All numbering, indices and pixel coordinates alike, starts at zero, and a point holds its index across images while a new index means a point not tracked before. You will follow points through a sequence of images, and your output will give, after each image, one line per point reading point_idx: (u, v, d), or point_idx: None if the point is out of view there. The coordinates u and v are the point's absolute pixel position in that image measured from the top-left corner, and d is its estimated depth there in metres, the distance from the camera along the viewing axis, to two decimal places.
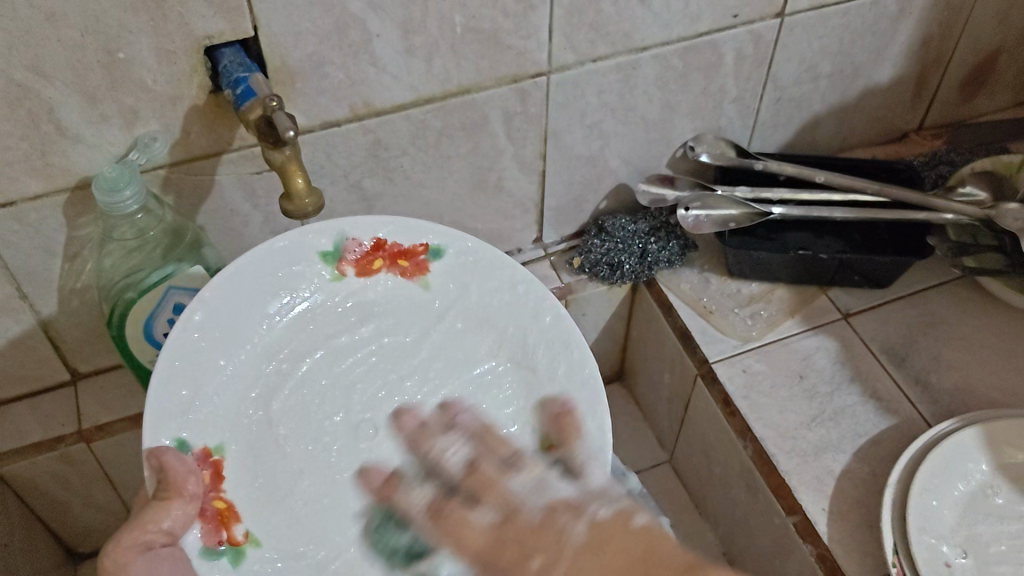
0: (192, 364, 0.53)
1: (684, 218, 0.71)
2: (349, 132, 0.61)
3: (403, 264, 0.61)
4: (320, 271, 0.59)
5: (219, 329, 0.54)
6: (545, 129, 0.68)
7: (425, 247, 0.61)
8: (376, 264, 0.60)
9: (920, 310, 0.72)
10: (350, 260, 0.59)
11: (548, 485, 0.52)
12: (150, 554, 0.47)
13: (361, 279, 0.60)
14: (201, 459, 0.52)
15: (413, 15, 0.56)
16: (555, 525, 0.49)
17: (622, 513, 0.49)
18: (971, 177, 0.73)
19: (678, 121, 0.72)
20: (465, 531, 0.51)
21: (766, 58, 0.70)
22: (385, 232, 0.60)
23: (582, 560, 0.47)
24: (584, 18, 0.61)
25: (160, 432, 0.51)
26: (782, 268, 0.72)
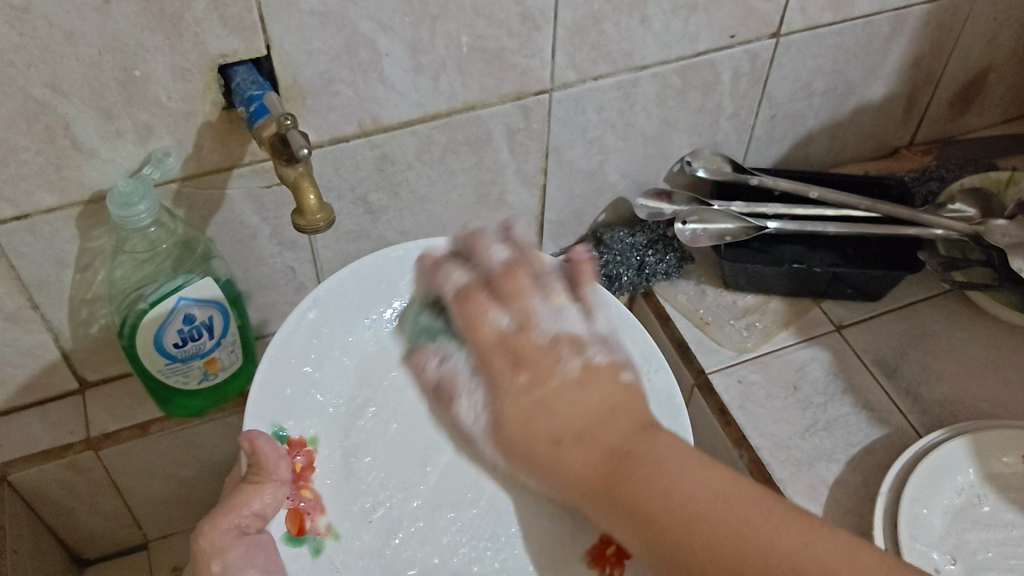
0: (301, 355, 0.58)
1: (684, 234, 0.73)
2: (357, 148, 0.63)
3: None
4: None
5: (323, 330, 0.59)
6: (547, 145, 0.70)
7: None
8: None
9: (911, 322, 0.74)
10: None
11: (567, 312, 0.50)
12: (245, 537, 0.51)
13: None
14: (296, 447, 0.56)
15: (421, 34, 0.58)
16: (552, 348, 0.48)
17: (613, 363, 0.49)
18: (961, 194, 0.75)
19: (676, 137, 0.74)
20: (478, 327, 0.49)
21: (761, 77, 0.72)
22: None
23: (564, 387, 0.47)
24: (586, 38, 0.63)
25: (263, 416, 0.55)
26: (777, 281, 0.74)
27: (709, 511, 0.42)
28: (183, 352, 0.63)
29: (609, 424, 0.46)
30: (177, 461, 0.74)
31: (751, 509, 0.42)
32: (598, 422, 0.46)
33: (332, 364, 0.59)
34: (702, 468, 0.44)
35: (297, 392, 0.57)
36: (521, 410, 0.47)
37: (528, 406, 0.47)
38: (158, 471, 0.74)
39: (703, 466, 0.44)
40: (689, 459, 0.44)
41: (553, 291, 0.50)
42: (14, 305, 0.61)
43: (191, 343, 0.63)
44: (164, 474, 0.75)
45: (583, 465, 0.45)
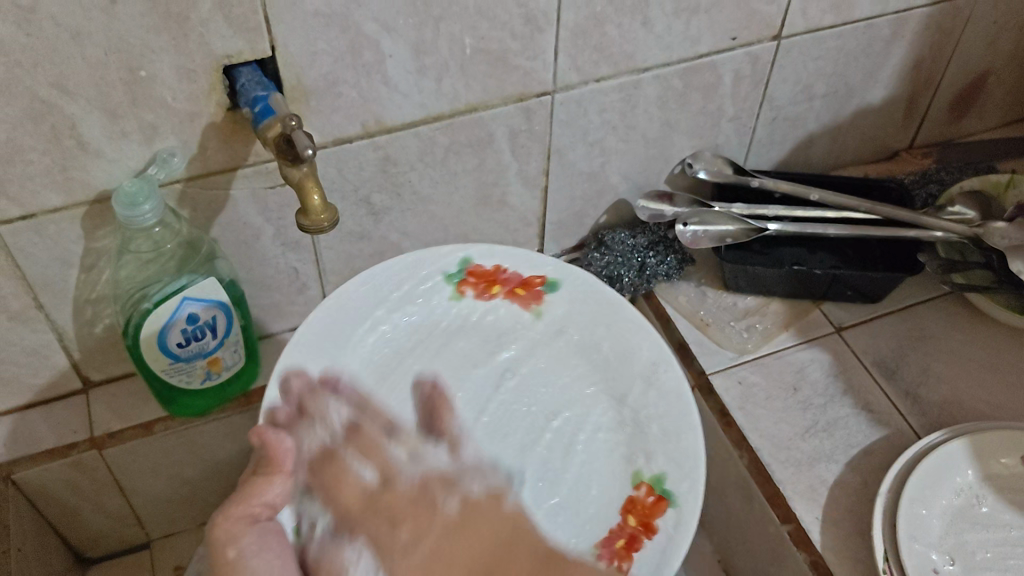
0: (316, 355, 0.59)
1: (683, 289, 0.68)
2: (360, 149, 0.63)
3: (520, 293, 0.66)
4: (442, 286, 0.65)
5: (336, 336, 0.60)
6: (549, 147, 0.70)
7: (541, 280, 0.67)
8: (493, 290, 0.66)
9: (911, 324, 0.74)
10: (471, 281, 0.66)
11: (424, 456, 0.58)
12: (257, 525, 0.49)
13: (478, 300, 0.66)
14: None
15: (424, 36, 0.58)
16: (429, 497, 0.56)
17: (491, 495, 0.57)
18: (961, 197, 0.76)
19: (678, 139, 0.74)
20: (338, 492, 0.54)
21: (763, 80, 0.73)
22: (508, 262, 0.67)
23: (450, 541, 0.54)
24: (588, 40, 0.64)
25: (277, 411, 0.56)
26: (778, 283, 0.74)
27: None
28: (185, 351, 0.64)
29: (505, 564, 0.52)
30: (181, 461, 0.75)
31: None
32: (492, 564, 0.53)
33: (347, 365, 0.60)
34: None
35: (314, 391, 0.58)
36: (417, 569, 0.52)
37: (426, 563, 0.52)
38: (162, 470, 0.75)
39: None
40: None
41: (405, 441, 0.58)
42: (19, 303, 0.62)
43: (194, 343, 0.64)
44: (169, 473, 0.75)
45: None
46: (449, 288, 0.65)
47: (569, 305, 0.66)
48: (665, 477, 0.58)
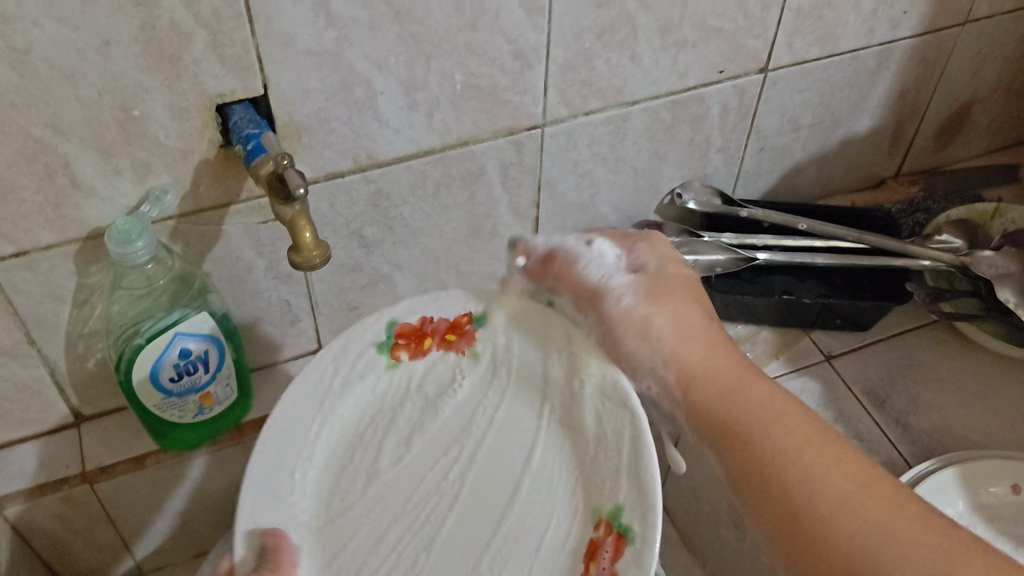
0: (276, 471, 0.54)
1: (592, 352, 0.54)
2: (352, 183, 0.63)
3: (451, 338, 0.59)
4: (376, 360, 0.58)
5: (288, 435, 0.55)
6: (539, 179, 0.71)
7: (467, 316, 0.59)
8: (425, 344, 0.59)
9: (900, 352, 0.75)
10: (404, 343, 0.58)
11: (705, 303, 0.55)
12: None
13: (416, 361, 0.58)
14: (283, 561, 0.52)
15: (415, 72, 0.59)
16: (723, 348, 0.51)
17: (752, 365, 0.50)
18: (948, 225, 0.76)
19: (667, 170, 0.75)
20: (569, 275, 0.56)
21: (750, 111, 0.73)
22: (429, 309, 0.59)
23: (723, 354, 0.51)
24: (577, 75, 0.64)
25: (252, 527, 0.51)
26: (767, 311, 0.75)
27: (858, 529, 0.41)
28: (178, 386, 0.64)
29: (779, 419, 0.46)
30: (174, 495, 0.74)
31: (821, 472, 0.44)
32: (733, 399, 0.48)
33: (308, 469, 0.55)
34: (827, 460, 0.44)
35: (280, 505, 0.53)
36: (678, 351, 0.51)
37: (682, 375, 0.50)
38: (154, 504, 0.74)
39: (833, 458, 0.44)
40: (838, 468, 0.44)
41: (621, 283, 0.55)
42: (10, 340, 0.62)
43: (187, 377, 0.64)
44: (161, 507, 0.75)
45: (766, 398, 0.47)
46: (382, 358, 0.58)
47: (506, 333, 0.58)
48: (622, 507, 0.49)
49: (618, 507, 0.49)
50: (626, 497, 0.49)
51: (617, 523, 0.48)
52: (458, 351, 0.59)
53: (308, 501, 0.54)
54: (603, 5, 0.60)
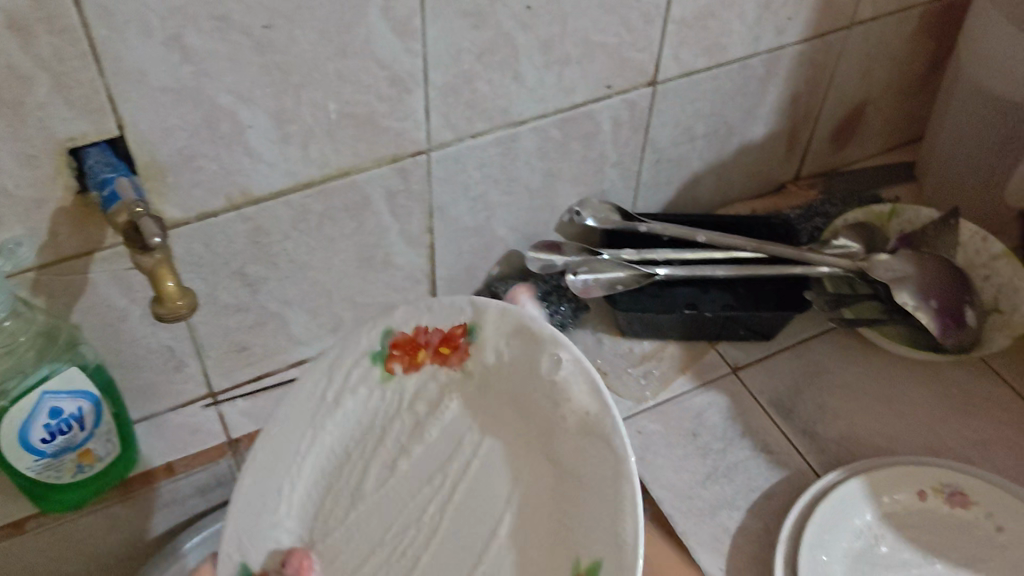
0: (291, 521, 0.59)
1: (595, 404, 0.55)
2: (227, 222, 0.60)
3: (444, 351, 0.63)
4: (370, 373, 0.63)
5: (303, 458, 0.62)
6: (429, 205, 0.68)
7: (461, 329, 0.62)
8: (420, 357, 0.63)
9: (805, 359, 0.74)
10: (397, 355, 0.63)
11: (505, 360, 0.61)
12: None
13: (408, 374, 0.63)
14: None
15: (284, 104, 0.56)
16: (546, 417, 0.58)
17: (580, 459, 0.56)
18: (844, 229, 0.76)
19: (563, 187, 0.73)
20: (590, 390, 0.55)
21: (642, 124, 0.72)
22: (429, 322, 0.63)
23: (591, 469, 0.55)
24: (459, 97, 0.62)
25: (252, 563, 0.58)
26: (672, 326, 0.73)
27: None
28: (52, 446, 0.60)
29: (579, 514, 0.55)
30: (59, 559, 0.69)
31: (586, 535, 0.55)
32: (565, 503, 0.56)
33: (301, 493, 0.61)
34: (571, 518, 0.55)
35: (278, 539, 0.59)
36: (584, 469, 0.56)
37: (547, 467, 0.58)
38: (38, 570, 0.69)
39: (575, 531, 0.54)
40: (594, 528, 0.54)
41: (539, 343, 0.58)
42: None
43: (60, 437, 0.60)
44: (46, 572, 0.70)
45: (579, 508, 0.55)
46: (378, 371, 0.63)
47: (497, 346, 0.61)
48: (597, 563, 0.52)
49: (597, 564, 0.52)
50: (603, 553, 0.52)
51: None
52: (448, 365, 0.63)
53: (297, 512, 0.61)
54: (480, 27, 0.58)
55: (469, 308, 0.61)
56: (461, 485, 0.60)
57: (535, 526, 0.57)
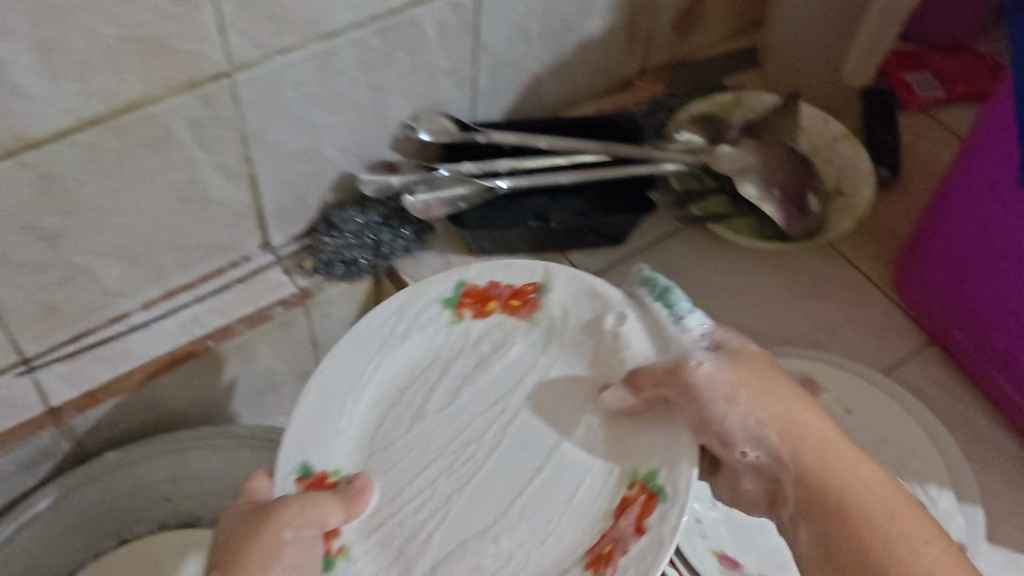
0: (332, 402, 0.56)
1: (715, 367, 0.48)
2: (4, 171, 0.53)
3: (513, 304, 0.60)
4: (439, 313, 0.60)
5: (349, 362, 0.57)
6: (244, 132, 0.62)
7: (532, 286, 0.60)
8: (489, 307, 0.60)
9: (656, 259, 0.72)
10: (468, 303, 0.60)
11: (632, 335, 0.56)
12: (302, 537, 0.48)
13: (478, 322, 0.60)
14: (320, 481, 0.54)
15: (47, 31, 0.49)
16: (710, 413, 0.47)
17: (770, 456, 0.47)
18: (688, 123, 0.74)
19: (393, 101, 0.68)
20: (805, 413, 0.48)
21: (470, 27, 0.67)
22: (498, 275, 0.61)
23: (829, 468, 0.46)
24: (259, 10, 0.56)
25: (290, 454, 0.54)
26: (519, 240, 0.70)
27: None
28: None
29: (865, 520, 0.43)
30: None
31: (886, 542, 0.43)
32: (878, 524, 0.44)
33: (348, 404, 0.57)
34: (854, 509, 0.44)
35: (337, 426, 0.56)
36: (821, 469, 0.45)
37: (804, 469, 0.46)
38: None
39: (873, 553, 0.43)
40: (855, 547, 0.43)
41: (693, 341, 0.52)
42: None
43: None
44: None
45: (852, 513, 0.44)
46: (449, 313, 0.60)
47: (570, 320, 0.59)
48: (658, 471, 0.50)
49: (655, 469, 0.50)
50: (661, 459, 0.50)
51: (651, 484, 0.49)
52: (518, 317, 0.60)
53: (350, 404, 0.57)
54: None
55: (542, 274, 0.60)
56: (506, 437, 0.56)
57: (614, 440, 0.53)
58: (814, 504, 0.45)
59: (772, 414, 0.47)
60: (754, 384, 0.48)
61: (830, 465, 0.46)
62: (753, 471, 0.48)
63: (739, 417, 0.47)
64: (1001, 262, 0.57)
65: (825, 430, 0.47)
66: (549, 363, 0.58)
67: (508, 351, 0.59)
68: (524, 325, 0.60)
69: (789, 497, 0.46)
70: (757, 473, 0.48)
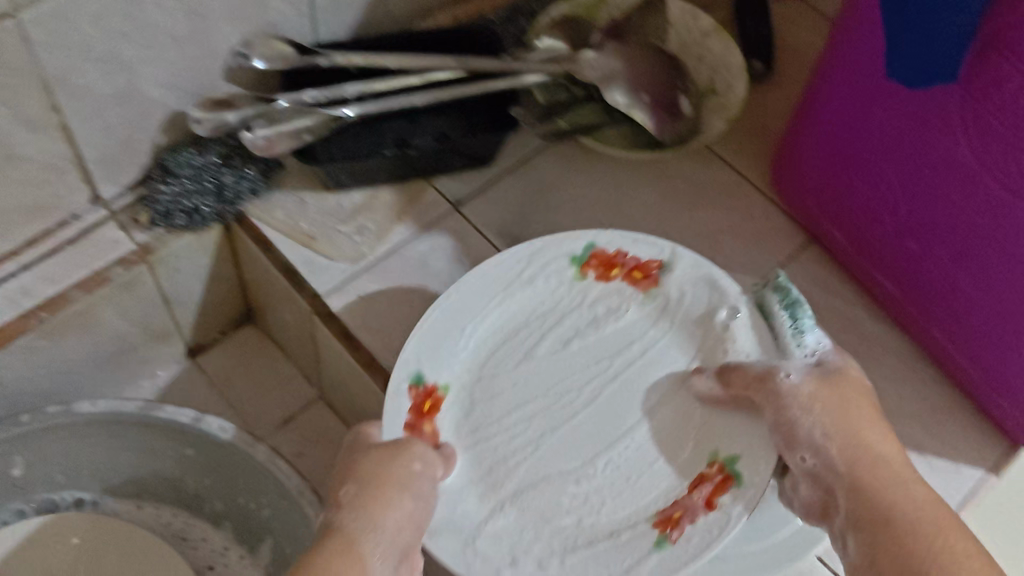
0: (455, 334, 0.56)
1: (802, 380, 0.48)
2: None
3: (635, 275, 0.58)
4: (560, 269, 0.58)
5: (488, 285, 0.57)
6: (43, 78, 0.53)
7: (656, 262, 0.58)
8: (612, 272, 0.59)
9: (527, 179, 0.68)
10: (593, 264, 0.59)
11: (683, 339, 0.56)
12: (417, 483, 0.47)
13: (600, 285, 0.58)
14: (429, 391, 0.54)
15: None
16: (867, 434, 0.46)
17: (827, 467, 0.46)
18: (551, 29, 0.68)
19: (217, 27, 0.59)
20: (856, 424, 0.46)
21: None
22: (624, 244, 0.58)
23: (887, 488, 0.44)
24: None
25: (406, 364, 0.54)
26: (377, 170, 0.65)
27: None
28: None
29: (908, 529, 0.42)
30: None
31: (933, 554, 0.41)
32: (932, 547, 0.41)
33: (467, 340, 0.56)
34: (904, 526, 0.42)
35: (454, 339, 0.56)
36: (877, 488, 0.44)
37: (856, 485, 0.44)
38: None
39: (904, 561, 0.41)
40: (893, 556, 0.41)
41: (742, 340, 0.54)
42: None
43: None
44: None
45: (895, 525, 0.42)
46: (572, 271, 0.58)
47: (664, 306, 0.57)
48: (738, 457, 0.51)
49: (735, 456, 0.51)
50: (741, 446, 0.51)
51: (730, 468, 0.50)
52: (636, 288, 0.58)
53: (472, 340, 0.56)
54: None
55: (669, 252, 0.58)
56: (620, 376, 0.56)
57: (682, 422, 0.53)
58: (863, 511, 0.43)
59: (840, 428, 0.46)
60: (837, 409, 0.47)
61: (884, 477, 0.44)
62: (807, 479, 0.47)
63: (812, 424, 0.47)
64: (986, 225, 0.50)
65: (891, 457, 0.46)
66: (658, 337, 0.57)
67: (602, 322, 0.58)
68: (646, 299, 0.58)
69: (841, 509, 0.45)
70: (813, 481, 0.47)
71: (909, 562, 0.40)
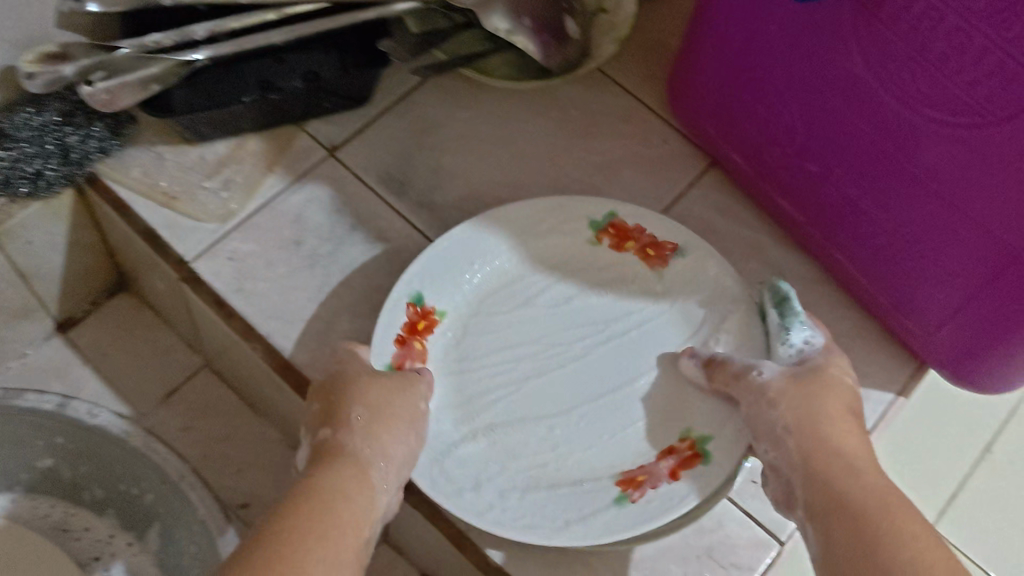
0: (458, 269, 0.56)
1: (773, 379, 0.50)
2: None
3: (649, 253, 0.57)
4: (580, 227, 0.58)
5: (513, 231, 0.57)
6: None
7: (672, 246, 0.57)
8: (626, 244, 0.57)
9: (409, 117, 0.63)
10: (610, 232, 0.57)
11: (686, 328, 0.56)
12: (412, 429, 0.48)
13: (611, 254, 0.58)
14: (428, 313, 0.54)
15: None
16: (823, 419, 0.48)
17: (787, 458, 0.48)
18: None
19: None
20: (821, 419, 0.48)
21: None
22: (649, 218, 0.57)
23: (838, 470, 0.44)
24: None
25: (411, 281, 0.54)
26: (245, 116, 0.59)
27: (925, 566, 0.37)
28: None
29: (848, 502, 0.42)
30: None
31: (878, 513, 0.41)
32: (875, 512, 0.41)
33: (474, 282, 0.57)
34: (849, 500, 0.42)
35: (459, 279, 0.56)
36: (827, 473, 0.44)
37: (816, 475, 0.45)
38: None
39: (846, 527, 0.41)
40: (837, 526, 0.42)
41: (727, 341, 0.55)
42: None
43: None
44: None
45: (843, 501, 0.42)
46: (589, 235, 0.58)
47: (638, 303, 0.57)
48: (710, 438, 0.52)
49: (707, 435, 0.52)
50: (713, 426, 0.52)
51: (701, 447, 0.52)
52: (645, 265, 0.57)
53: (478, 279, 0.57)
54: None
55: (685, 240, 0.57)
56: (614, 341, 0.56)
57: (660, 388, 0.54)
58: (819, 493, 0.44)
59: (800, 424, 0.47)
60: (802, 406, 0.48)
61: (833, 460, 0.45)
62: (773, 474, 0.48)
63: (775, 418, 0.48)
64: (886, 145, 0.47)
65: (851, 446, 0.46)
66: (659, 313, 0.57)
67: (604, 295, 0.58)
68: (652, 276, 0.57)
69: (801, 499, 0.45)
70: (780, 476, 0.48)
71: (857, 527, 0.40)
